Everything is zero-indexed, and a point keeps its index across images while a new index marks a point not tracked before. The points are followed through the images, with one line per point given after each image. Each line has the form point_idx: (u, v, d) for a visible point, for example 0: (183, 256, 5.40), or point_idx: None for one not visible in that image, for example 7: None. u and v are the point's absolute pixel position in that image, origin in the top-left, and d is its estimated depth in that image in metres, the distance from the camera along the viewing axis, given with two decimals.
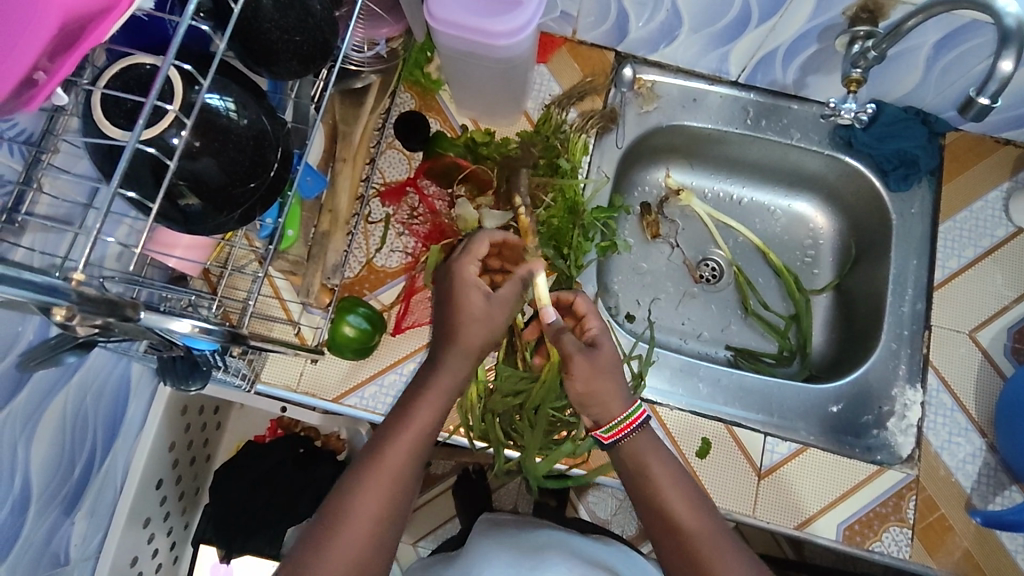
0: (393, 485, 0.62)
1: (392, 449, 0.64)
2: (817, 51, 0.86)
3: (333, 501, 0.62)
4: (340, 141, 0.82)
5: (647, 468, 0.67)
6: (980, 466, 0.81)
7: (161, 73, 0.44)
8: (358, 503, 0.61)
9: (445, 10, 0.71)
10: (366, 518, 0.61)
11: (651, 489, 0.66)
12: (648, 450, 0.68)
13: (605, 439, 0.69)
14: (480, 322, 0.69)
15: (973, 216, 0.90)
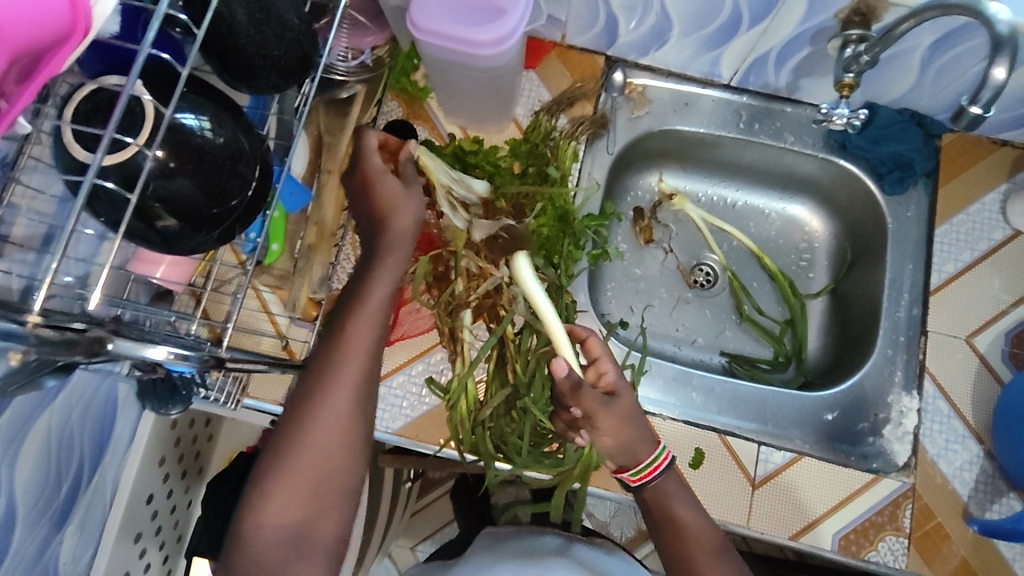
0: (353, 395, 0.63)
1: (343, 359, 0.63)
2: (809, 54, 0.84)
3: (288, 420, 0.62)
4: (325, 152, 0.80)
5: (670, 511, 0.73)
6: (977, 474, 0.80)
7: (120, 99, 0.43)
8: (318, 415, 0.61)
9: (427, 19, 0.69)
10: (337, 412, 0.62)
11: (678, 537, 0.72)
12: (670, 494, 0.74)
13: (632, 482, 0.74)
14: (398, 204, 0.70)
15: (969, 219, 0.89)
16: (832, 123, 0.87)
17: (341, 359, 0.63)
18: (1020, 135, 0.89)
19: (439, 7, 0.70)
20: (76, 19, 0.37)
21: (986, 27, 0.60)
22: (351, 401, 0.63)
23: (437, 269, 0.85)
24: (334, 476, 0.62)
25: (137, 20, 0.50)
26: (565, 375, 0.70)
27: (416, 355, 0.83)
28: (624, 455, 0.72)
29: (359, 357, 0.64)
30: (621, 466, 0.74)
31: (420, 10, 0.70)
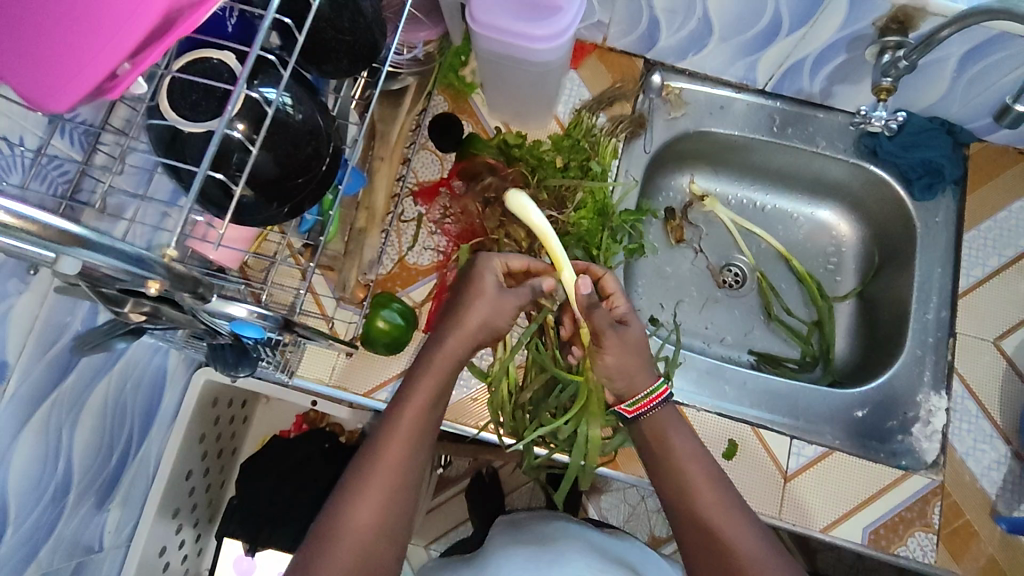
0: (396, 481, 0.64)
1: (390, 441, 0.65)
2: (845, 61, 0.87)
3: (325, 518, 0.63)
4: (377, 139, 0.85)
5: (665, 453, 0.71)
6: (1005, 473, 0.82)
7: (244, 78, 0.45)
8: (359, 503, 0.63)
9: (487, 14, 0.73)
10: (370, 510, 0.63)
11: (680, 482, 0.69)
12: (669, 427, 0.72)
13: (628, 414, 0.73)
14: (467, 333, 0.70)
15: (997, 226, 0.91)
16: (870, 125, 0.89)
17: (386, 443, 0.65)
18: None
19: (497, 2, 0.73)
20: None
21: None
22: (395, 488, 0.64)
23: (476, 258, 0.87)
24: (376, 563, 0.62)
25: (250, 25, 0.54)
26: (586, 293, 0.73)
27: None
28: (623, 380, 0.73)
29: (407, 447, 0.66)
30: (619, 398, 0.75)
31: (480, 4, 0.73)
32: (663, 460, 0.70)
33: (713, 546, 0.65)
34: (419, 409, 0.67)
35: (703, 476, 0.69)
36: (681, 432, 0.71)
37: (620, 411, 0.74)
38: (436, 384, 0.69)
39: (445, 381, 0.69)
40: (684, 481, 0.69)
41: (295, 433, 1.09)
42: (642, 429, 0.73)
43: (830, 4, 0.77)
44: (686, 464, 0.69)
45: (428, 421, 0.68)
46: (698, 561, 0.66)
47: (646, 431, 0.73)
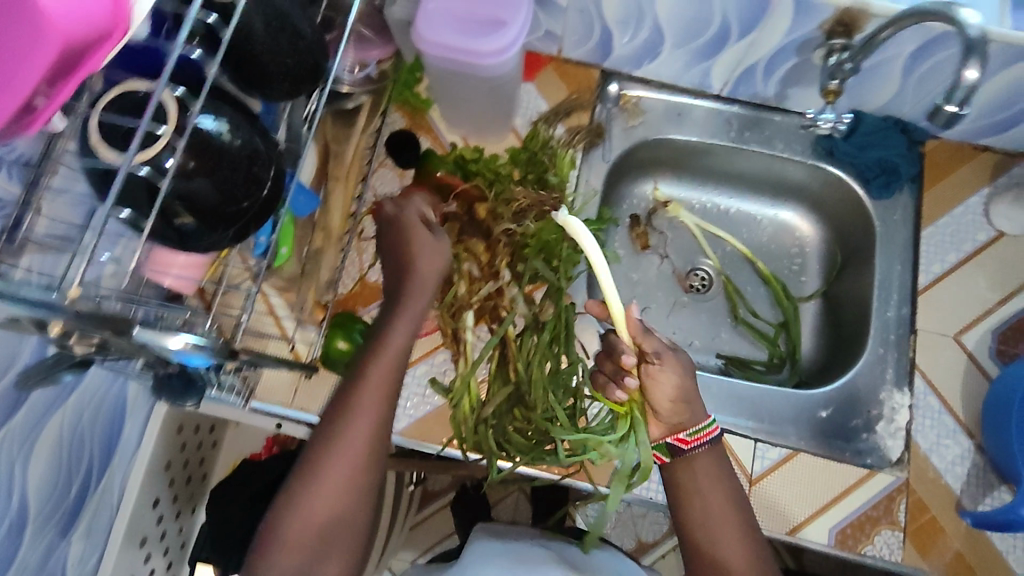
0: (340, 492, 0.65)
1: (338, 452, 0.66)
2: (796, 64, 0.88)
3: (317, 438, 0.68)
4: (332, 161, 0.85)
5: (686, 496, 0.73)
6: (969, 468, 0.82)
7: (154, 96, 0.45)
8: (304, 510, 0.65)
9: (433, 32, 0.72)
10: (360, 434, 0.67)
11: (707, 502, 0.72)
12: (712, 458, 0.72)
13: (685, 444, 0.71)
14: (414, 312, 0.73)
15: (954, 221, 0.92)
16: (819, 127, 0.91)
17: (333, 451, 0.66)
18: (1000, 140, 0.93)
19: (441, 18, 0.72)
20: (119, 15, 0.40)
21: (959, 32, 0.64)
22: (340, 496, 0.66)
23: None
24: (362, 485, 0.67)
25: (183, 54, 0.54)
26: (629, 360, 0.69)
27: (418, 357, 0.86)
28: (685, 406, 0.70)
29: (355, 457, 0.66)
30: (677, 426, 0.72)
31: (424, 23, 0.72)
32: (683, 507, 0.73)
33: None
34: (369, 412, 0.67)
35: (723, 520, 0.71)
36: (711, 479, 0.72)
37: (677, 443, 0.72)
38: (405, 342, 0.72)
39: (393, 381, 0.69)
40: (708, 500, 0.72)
41: (266, 455, 1.08)
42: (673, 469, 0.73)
43: (775, 9, 0.78)
44: (715, 515, 0.71)
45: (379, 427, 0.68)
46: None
47: (683, 468, 0.73)
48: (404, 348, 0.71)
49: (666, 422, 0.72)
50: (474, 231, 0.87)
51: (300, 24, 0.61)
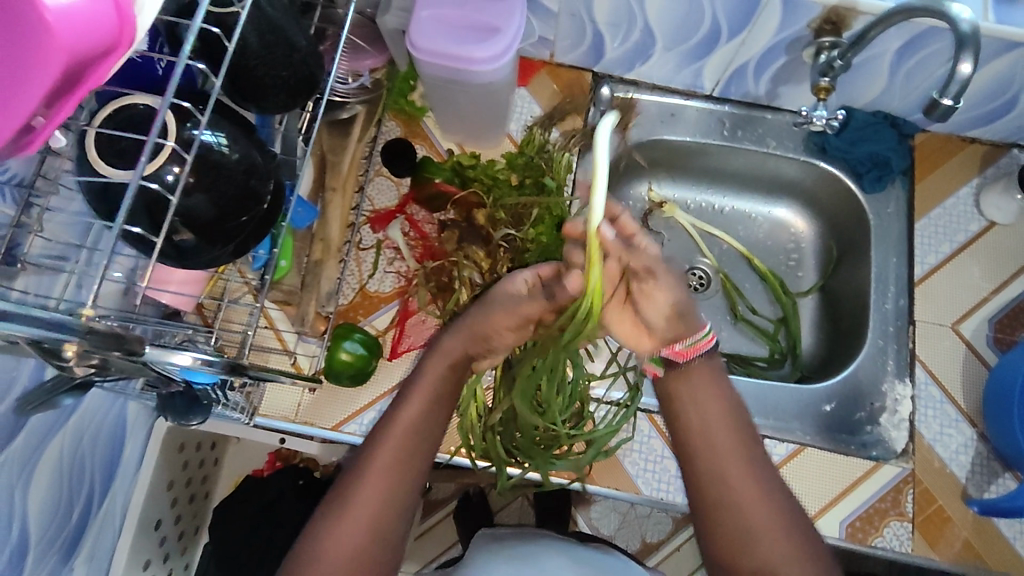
0: (356, 553, 0.61)
1: (357, 508, 0.62)
2: (786, 62, 0.89)
3: (326, 510, 0.64)
4: (328, 170, 0.84)
5: (679, 414, 0.66)
6: (973, 456, 0.83)
7: (159, 113, 0.45)
8: (317, 572, 0.60)
9: (427, 39, 0.72)
10: (371, 507, 0.63)
11: (702, 431, 0.65)
12: (708, 375, 0.66)
13: (680, 356, 0.65)
14: (450, 361, 0.70)
15: (946, 212, 0.93)
16: (813, 124, 0.91)
17: (351, 508, 0.62)
18: (987, 132, 0.95)
19: (436, 26, 0.72)
20: (120, 32, 0.37)
21: (950, 27, 0.65)
22: (358, 559, 0.61)
23: (438, 280, 0.85)
24: (373, 564, 0.62)
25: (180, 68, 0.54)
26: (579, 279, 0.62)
27: None
28: (676, 319, 0.64)
29: (374, 513, 0.63)
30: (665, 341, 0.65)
31: (418, 31, 0.72)
32: (680, 430, 0.66)
33: (723, 518, 0.62)
34: (393, 464, 0.65)
35: (724, 444, 0.64)
36: (702, 392, 0.66)
37: (673, 355, 0.65)
38: (428, 413, 0.68)
39: (421, 432, 0.67)
40: (702, 423, 0.65)
41: (268, 471, 1.07)
42: (666, 380, 0.67)
43: (764, 9, 0.79)
44: (710, 430, 0.64)
45: (402, 479, 0.65)
46: (711, 535, 0.63)
47: (675, 379, 0.66)
48: (421, 422, 0.67)
49: (659, 338, 0.65)
50: (473, 238, 0.86)
51: (295, 35, 0.61)
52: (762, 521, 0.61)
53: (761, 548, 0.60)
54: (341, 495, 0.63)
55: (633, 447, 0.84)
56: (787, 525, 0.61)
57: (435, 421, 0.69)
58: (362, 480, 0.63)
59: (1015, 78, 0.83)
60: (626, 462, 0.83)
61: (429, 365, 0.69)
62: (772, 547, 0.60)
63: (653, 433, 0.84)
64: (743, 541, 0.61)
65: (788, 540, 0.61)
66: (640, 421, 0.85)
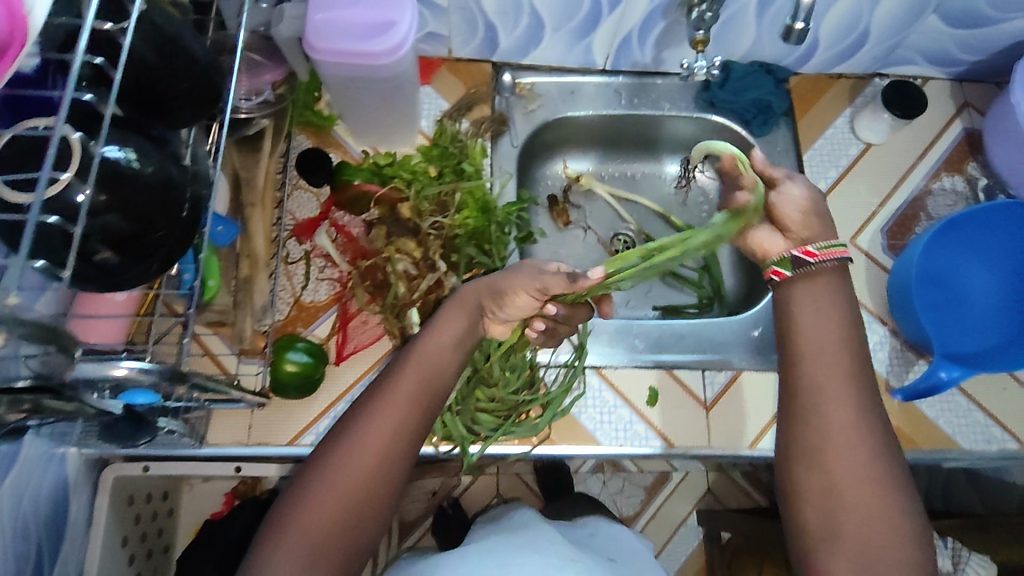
0: (355, 486, 0.62)
1: (365, 441, 0.64)
2: (665, 27, 0.96)
3: (330, 440, 0.65)
4: (244, 187, 0.82)
5: (794, 323, 0.71)
6: (890, 351, 0.91)
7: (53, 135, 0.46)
8: (321, 499, 0.61)
9: (325, 41, 0.73)
10: (376, 442, 0.64)
11: (812, 348, 0.69)
12: (828, 291, 0.72)
13: (812, 256, 0.73)
14: (467, 308, 0.72)
15: (828, 141, 1.03)
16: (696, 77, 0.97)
17: (359, 440, 0.64)
18: (850, 66, 1.05)
19: (330, 27, 0.74)
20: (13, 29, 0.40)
21: None
22: (362, 489, 0.62)
23: (373, 278, 0.85)
24: (371, 498, 0.63)
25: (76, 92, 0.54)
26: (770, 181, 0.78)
27: (371, 365, 0.84)
28: (815, 221, 0.76)
29: (381, 446, 0.64)
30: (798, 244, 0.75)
31: (315, 33, 0.73)
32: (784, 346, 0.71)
33: (810, 417, 0.66)
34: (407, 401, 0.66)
35: (823, 356, 0.68)
36: (822, 302, 0.71)
37: (804, 254, 0.73)
38: (438, 357, 0.70)
39: (438, 373, 0.69)
40: (806, 335, 0.69)
41: (227, 511, 1.01)
42: (795, 284, 0.73)
43: None
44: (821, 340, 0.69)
45: (412, 416, 0.66)
46: (800, 426, 0.66)
47: (804, 286, 0.73)
48: (429, 367, 0.69)
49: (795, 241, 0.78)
50: (402, 231, 0.87)
51: (191, 48, 0.61)
52: (847, 429, 0.64)
53: (834, 451, 0.63)
54: (350, 432, 0.65)
55: (587, 403, 0.87)
56: (862, 431, 0.64)
57: (447, 369, 0.70)
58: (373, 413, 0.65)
59: (863, 12, 0.93)
60: (583, 418, 0.86)
61: (447, 311, 0.72)
62: (843, 450, 0.63)
63: (605, 388, 0.88)
64: (820, 447, 0.64)
65: (861, 447, 0.63)
66: (590, 378, 0.88)
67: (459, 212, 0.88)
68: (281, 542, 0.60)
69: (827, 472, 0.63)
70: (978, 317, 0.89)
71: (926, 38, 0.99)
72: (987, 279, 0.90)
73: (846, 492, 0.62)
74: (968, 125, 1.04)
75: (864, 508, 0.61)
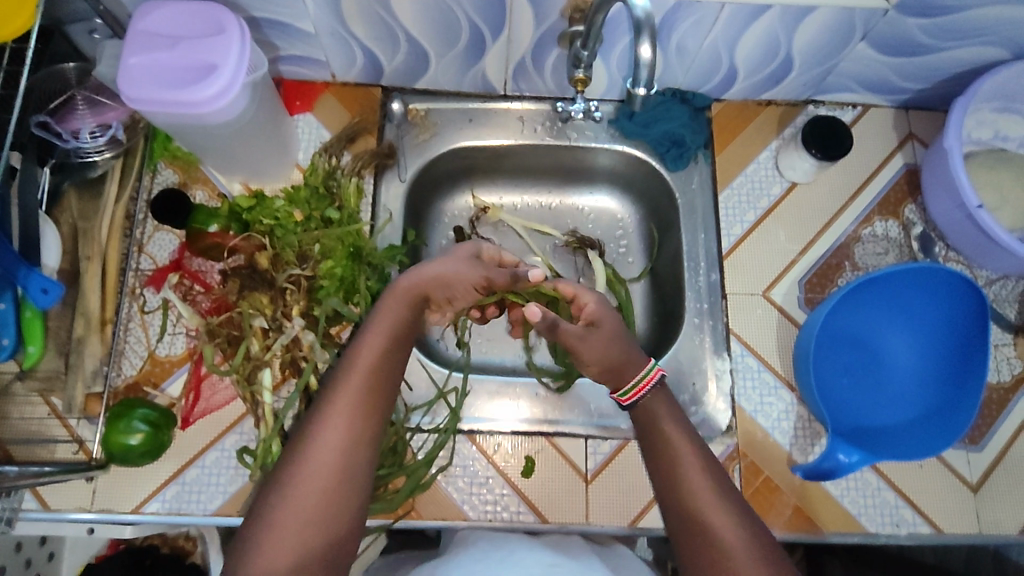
0: (319, 512, 0.58)
1: (325, 450, 0.60)
2: (560, 55, 0.86)
3: (282, 467, 0.60)
4: (82, 239, 0.80)
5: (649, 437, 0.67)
6: (795, 420, 0.83)
7: None
8: (290, 521, 0.57)
9: (140, 91, 0.67)
10: (328, 464, 0.59)
11: (668, 453, 0.64)
12: (664, 402, 0.68)
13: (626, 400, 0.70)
14: (406, 304, 0.69)
15: (748, 179, 0.93)
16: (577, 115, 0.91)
17: (318, 451, 0.59)
18: (778, 93, 0.95)
19: (148, 75, 0.67)
20: None
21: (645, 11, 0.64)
22: (330, 502, 0.58)
23: (226, 334, 0.80)
24: (339, 520, 0.59)
25: None
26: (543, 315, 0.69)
27: (225, 428, 0.79)
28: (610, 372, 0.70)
29: (341, 453, 0.60)
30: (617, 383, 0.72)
31: (130, 83, 0.67)
32: (650, 424, 0.67)
33: (671, 480, 0.63)
34: (356, 403, 0.62)
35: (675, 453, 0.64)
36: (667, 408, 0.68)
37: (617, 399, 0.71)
38: (380, 365, 0.65)
39: (384, 371, 0.65)
40: (660, 440, 0.65)
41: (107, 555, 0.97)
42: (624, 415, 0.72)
43: (512, 6, 0.76)
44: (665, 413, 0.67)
45: (366, 418, 0.62)
46: (665, 491, 0.63)
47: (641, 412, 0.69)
48: (373, 374, 0.64)
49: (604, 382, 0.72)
50: (257, 283, 0.81)
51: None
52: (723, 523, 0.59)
53: (706, 511, 0.60)
54: (307, 445, 0.60)
55: (455, 472, 0.80)
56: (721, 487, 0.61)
57: (389, 374, 0.66)
58: (328, 419, 0.61)
59: (779, 39, 0.82)
60: (450, 488, 0.80)
61: (384, 310, 0.68)
62: (714, 508, 0.60)
63: (478, 456, 0.81)
64: (699, 511, 0.60)
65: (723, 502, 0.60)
66: (461, 444, 0.82)
67: (323, 263, 0.81)
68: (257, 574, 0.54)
69: (704, 535, 0.59)
70: (892, 386, 0.81)
71: (859, 65, 0.87)
72: (906, 344, 0.81)
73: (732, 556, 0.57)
74: (911, 161, 0.94)
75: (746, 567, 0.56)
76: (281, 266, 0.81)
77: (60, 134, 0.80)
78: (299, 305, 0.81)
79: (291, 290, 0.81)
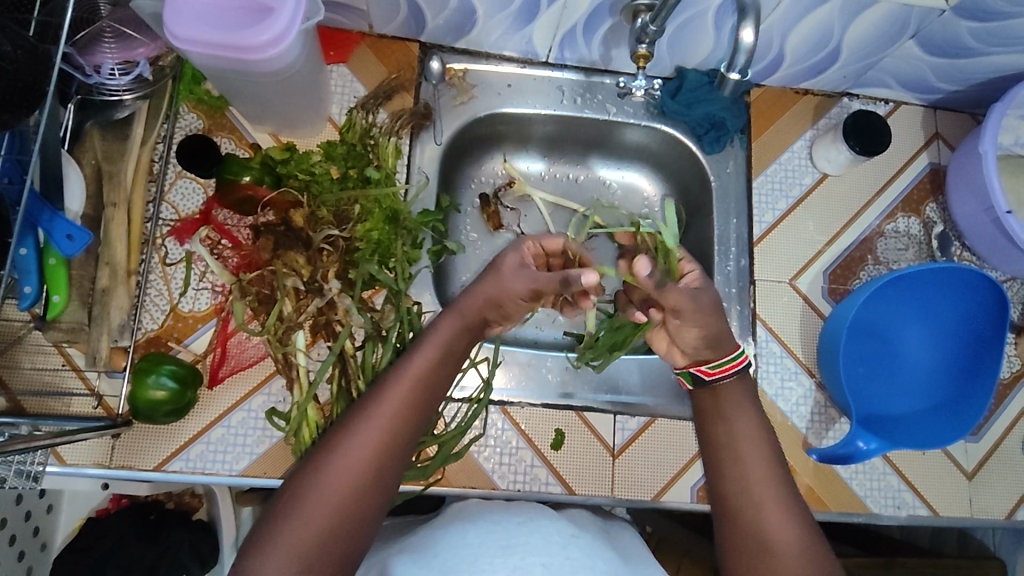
0: (344, 500, 0.56)
1: (359, 445, 0.58)
2: (612, 26, 0.84)
3: (317, 451, 0.59)
4: (108, 183, 0.76)
5: (717, 430, 0.67)
6: (812, 406, 0.87)
7: None
8: (312, 505, 0.55)
9: (187, 28, 0.62)
10: (362, 454, 0.58)
11: (733, 453, 0.65)
12: (738, 397, 0.68)
13: (707, 375, 0.69)
14: (465, 322, 0.66)
15: (782, 167, 0.94)
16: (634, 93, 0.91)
17: (353, 444, 0.58)
18: (817, 83, 0.95)
19: (196, 14, 0.63)
20: None
21: None
22: (354, 497, 0.56)
23: (257, 292, 0.77)
24: (361, 510, 0.57)
25: None
26: (647, 273, 0.70)
27: (253, 387, 0.77)
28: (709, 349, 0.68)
29: (376, 452, 0.58)
30: (694, 360, 0.70)
31: (174, 17, 0.62)
32: (716, 411, 0.68)
33: (731, 471, 0.64)
34: (402, 407, 0.60)
35: (743, 456, 0.64)
36: (736, 408, 0.68)
37: (699, 372, 0.69)
38: (429, 377, 0.63)
39: (433, 381, 0.63)
40: (731, 442, 0.66)
41: (113, 509, 0.96)
42: (698, 395, 0.71)
43: None
44: (734, 401, 0.68)
45: (406, 425, 0.60)
46: (720, 481, 0.65)
47: (707, 397, 0.70)
48: (421, 382, 0.62)
49: (690, 355, 0.71)
50: (293, 243, 0.78)
51: (9, 45, 0.52)
52: (784, 530, 0.61)
53: (761, 506, 0.62)
54: (345, 433, 0.59)
55: (487, 442, 0.81)
56: (778, 484, 0.63)
57: (439, 381, 0.64)
58: (370, 417, 0.59)
59: (834, 29, 0.82)
60: (481, 459, 0.81)
61: (442, 323, 0.65)
62: (770, 504, 0.62)
63: (508, 427, 0.82)
64: (753, 511, 0.62)
65: (778, 495, 0.62)
66: (493, 416, 0.82)
67: (359, 225, 0.79)
68: (270, 553, 0.54)
69: (755, 527, 0.61)
70: (903, 378, 0.85)
71: (903, 62, 0.88)
72: (923, 339, 0.85)
73: (784, 551, 0.60)
74: (935, 160, 0.96)
75: (797, 560, 0.59)
76: (318, 227, 0.78)
77: (80, 68, 0.74)
78: (333, 267, 0.79)
79: (326, 252, 0.79)
